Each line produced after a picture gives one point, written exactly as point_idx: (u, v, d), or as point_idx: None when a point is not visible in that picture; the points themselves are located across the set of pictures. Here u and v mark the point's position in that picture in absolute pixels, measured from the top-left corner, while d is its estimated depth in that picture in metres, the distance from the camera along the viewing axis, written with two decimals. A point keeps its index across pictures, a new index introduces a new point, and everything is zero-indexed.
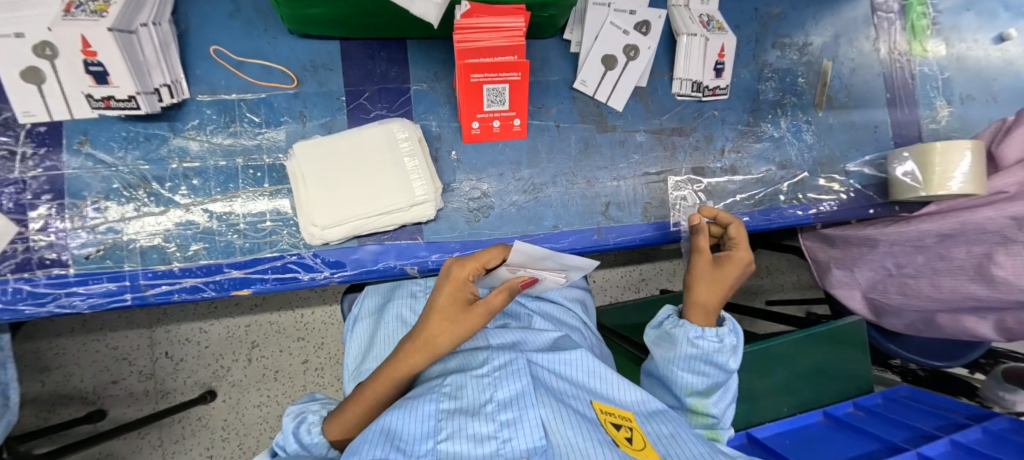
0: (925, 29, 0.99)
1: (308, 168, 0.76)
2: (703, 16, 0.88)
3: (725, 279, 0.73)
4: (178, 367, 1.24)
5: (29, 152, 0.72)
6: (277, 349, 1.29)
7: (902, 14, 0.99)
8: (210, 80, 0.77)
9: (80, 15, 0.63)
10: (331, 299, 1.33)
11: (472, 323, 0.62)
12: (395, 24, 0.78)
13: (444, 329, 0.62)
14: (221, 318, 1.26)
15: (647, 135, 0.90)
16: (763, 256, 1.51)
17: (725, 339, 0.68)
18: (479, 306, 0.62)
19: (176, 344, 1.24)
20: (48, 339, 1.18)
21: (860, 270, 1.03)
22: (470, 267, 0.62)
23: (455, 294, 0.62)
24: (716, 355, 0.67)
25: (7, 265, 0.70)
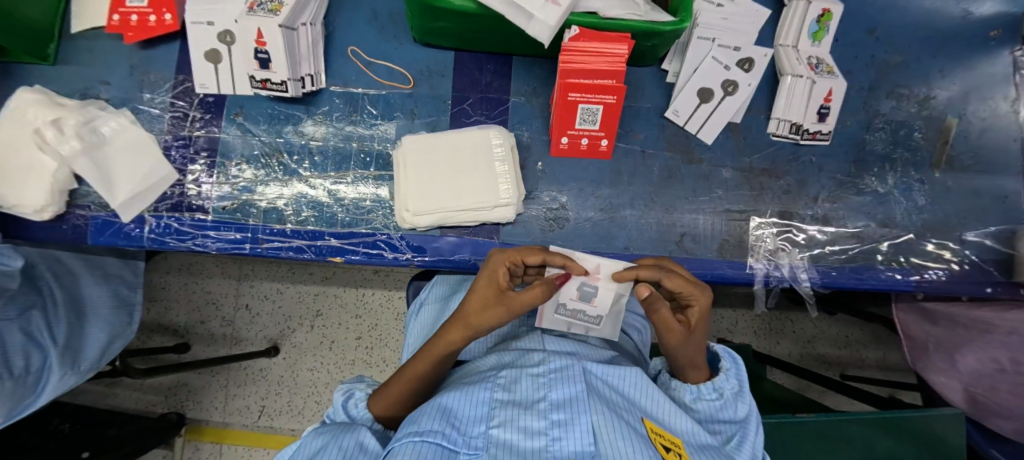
0: None
1: (412, 158, 0.86)
2: (813, 58, 0.86)
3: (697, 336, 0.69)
4: (253, 319, 1.37)
5: (197, 116, 0.88)
6: (336, 321, 1.37)
7: None
8: (343, 74, 0.90)
9: (260, 12, 0.78)
10: (392, 285, 1.39)
11: (504, 309, 0.68)
12: (507, 41, 0.86)
13: (479, 312, 0.68)
14: (295, 282, 1.38)
15: (734, 173, 0.88)
16: (844, 324, 1.39)
17: (724, 393, 0.66)
18: (511, 298, 0.68)
19: (256, 299, 1.38)
20: (160, 274, 1.40)
21: (965, 354, 0.86)
22: (510, 258, 0.70)
23: (492, 281, 0.69)
24: (719, 411, 0.65)
25: (164, 204, 0.86)
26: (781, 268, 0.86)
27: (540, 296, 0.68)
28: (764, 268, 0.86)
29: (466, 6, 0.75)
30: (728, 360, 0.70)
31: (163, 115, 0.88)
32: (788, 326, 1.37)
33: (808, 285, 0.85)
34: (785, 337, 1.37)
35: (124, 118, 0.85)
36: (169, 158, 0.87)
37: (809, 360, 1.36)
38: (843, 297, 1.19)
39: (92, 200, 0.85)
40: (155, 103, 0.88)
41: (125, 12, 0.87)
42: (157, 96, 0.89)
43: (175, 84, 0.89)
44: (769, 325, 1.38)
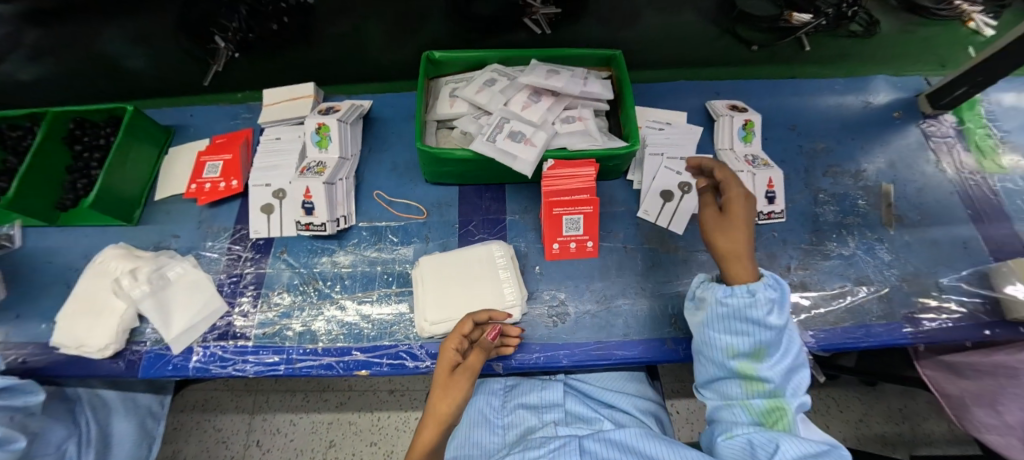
0: (993, 147, 1.05)
1: (428, 274, 0.99)
2: (749, 155, 1.04)
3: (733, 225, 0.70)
4: (263, 456, 1.33)
5: (249, 256, 1.06)
6: (350, 451, 1.33)
7: (962, 137, 1.07)
8: (370, 212, 1.11)
9: (309, 173, 1.04)
10: (408, 406, 1.39)
11: (465, 379, 0.71)
12: (499, 174, 1.08)
13: (444, 395, 0.69)
14: (310, 412, 1.38)
15: (709, 254, 1.00)
16: (892, 395, 1.29)
17: (758, 292, 0.66)
18: (463, 367, 0.73)
19: (268, 434, 1.35)
20: (174, 413, 1.39)
21: (1007, 403, 0.83)
22: (455, 337, 0.78)
23: (445, 361, 0.74)
24: (751, 310, 0.66)
25: (212, 333, 0.97)
26: None
27: (481, 353, 0.76)
28: None
29: (465, 155, 0.99)
30: (770, 275, 0.70)
31: (220, 257, 1.06)
32: (833, 405, 1.28)
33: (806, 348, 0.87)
34: (836, 418, 1.27)
35: (188, 263, 1.02)
36: (221, 292, 1.02)
37: (870, 442, 1.24)
38: (873, 361, 1.18)
39: (148, 336, 0.97)
40: (215, 248, 1.07)
41: (202, 181, 1.12)
42: (218, 243, 1.08)
43: (233, 232, 1.09)
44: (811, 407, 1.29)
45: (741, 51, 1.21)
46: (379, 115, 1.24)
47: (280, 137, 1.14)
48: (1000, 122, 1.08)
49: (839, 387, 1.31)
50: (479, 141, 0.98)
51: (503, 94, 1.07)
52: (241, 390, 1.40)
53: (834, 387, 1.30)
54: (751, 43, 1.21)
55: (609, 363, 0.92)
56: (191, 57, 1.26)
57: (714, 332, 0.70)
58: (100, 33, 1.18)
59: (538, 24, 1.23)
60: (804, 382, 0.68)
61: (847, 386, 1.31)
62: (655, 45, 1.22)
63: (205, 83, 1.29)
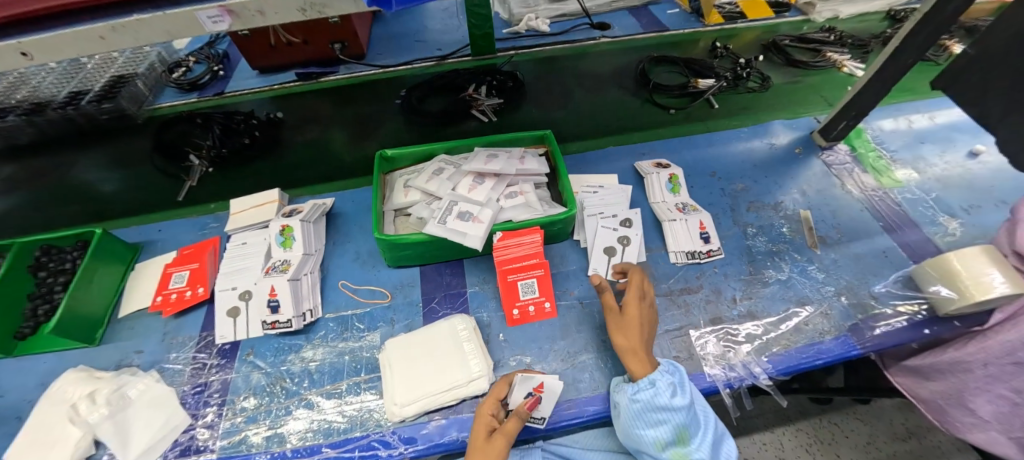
0: (886, 165, 1.19)
1: (395, 357, 1.00)
2: (679, 204, 1.15)
3: (629, 321, 0.87)
4: None
5: (214, 363, 1.06)
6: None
7: (860, 161, 1.21)
8: (336, 303, 1.14)
9: (274, 272, 1.09)
10: None
11: (634, 325, 0.87)
12: (456, 250, 1.15)
13: (636, 358, 0.83)
14: None
15: (660, 297, 1.04)
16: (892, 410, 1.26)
17: (658, 382, 0.79)
18: (503, 436, 0.80)
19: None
20: None
21: (975, 398, 0.87)
22: (489, 404, 0.86)
23: (480, 428, 0.82)
24: (657, 400, 0.77)
25: (173, 449, 0.94)
26: (735, 367, 0.92)
27: (519, 418, 0.83)
28: (722, 372, 0.92)
29: (420, 238, 1.07)
30: (669, 365, 0.84)
31: (184, 367, 1.06)
32: (838, 432, 1.21)
33: (765, 376, 0.90)
34: (844, 446, 1.19)
35: (150, 379, 1.01)
36: (184, 404, 1.00)
37: None
38: None
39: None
40: (179, 359, 1.07)
41: (168, 292, 1.15)
42: (182, 353, 1.08)
43: (198, 340, 1.10)
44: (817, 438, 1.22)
45: (663, 115, 1.35)
46: (340, 210, 1.33)
47: (246, 242, 1.20)
48: (887, 143, 1.25)
49: (836, 412, 1.25)
50: (431, 225, 1.05)
51: (451, 179, 1.17)
52: None
53: (835, 412, 1.25)
54: (670, 108, 1.35)
55: (582, 420, 0.92)
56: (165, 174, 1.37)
57: (639, 428, 0.78)
58: (76, 163, 1.32)
59: (484, 113, 1.37)
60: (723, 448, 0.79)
61: (845, 408, 1.25)
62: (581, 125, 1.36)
63: (178, 197, 1.37)
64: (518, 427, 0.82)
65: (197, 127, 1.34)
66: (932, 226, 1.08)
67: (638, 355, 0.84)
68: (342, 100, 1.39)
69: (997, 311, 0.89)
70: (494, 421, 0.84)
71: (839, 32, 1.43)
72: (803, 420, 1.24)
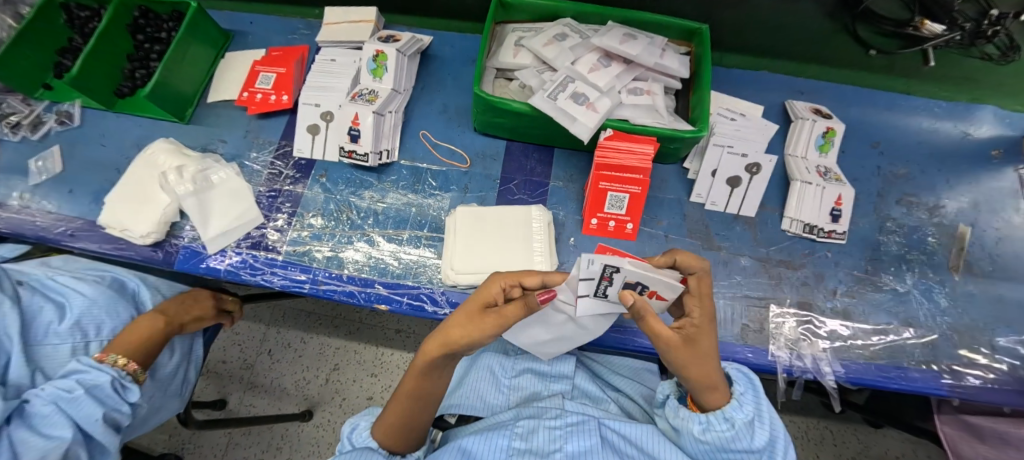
0: None
1: (462, 224, 0.96)
2: (820, 167, 0.99)
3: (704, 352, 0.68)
4: (272, 365, 1.47)
5: (289, 174, 1.07)
6: (351, 377, 1.46)
7: None
8: (414, 151, 1.08)
9: (359, 100, 1.02)
10: (411, 348, 1.50)
11: (709, 359, 0.68)
12: (551, 137, 1.04)
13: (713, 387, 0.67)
14: (321, 335, 1.50)
15: (752, 261, 0.96)
16: (893, 440, 1.35)
17: (735, 423, 0.65)
18: (495, 314, 0.68)
19: (280, 346, 1.49)
20: None
21: None
22: (502, 278, 0.71)
23: (481, 299, 0.70)
24: (732, 442, 0.65)
25: (245, 241, 1.00)
26: (804, 358, 0.87)
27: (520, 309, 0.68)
28: (787, 357, 0.87)
29: (521, 108, 0.93)
30: (741, 386, 0.69)
31: (262, 170, 1.07)
32: (829, 438, 1.35)
33: (833, 377, 0.84)
34: (828, 450, 1.34)
35: (231, 170, 1.04)
36: (259, 204, 1.04)
37: None
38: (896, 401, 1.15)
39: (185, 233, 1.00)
40: (258, 160, 1.08)
41: (254, 91, 1.12)
42: (261, 156, 1.09)
43: (276, 147, 1.09)
44: (808, 436, 1.36)
45: (856, 54, 1.07)
46: (438, 53, 1.19)
47: (336, 59, 1.11)
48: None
49: (838, 421, 1.36)
50: (539, 97, 0.92)
51: (573, 51, 1.00)
52: (262, 304, 1.54)
53: (830, 420, 1.37)
54: (870, 47, 1.05)
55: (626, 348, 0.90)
56: None
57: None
58: None
59: None
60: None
61: (848, 421, 1.36)
62: (743, 32, 1.09)
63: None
64: (518, 314, 0.69)
65: None
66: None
67: (711, 385, 0.67)
68: None
69: None
70: (499, 297, 0.71)
71: None
72: (800, 414, 1.37)
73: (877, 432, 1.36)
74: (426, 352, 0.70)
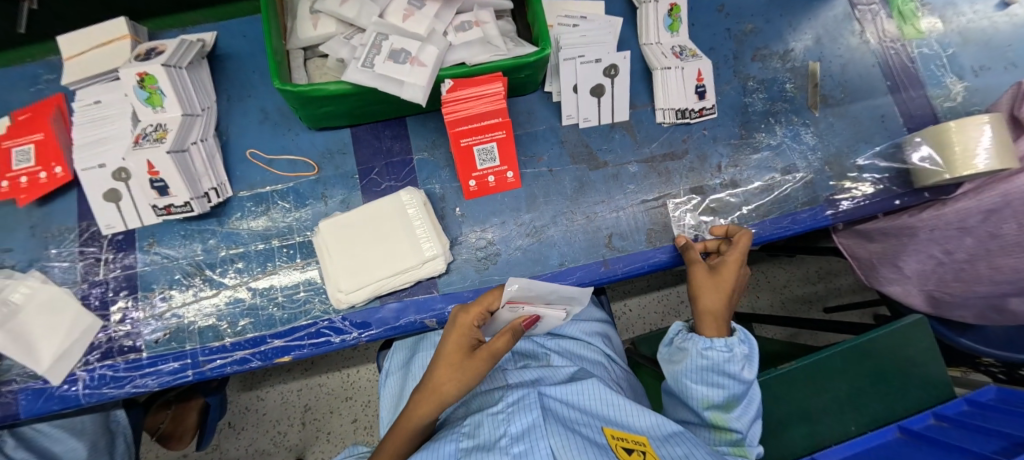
0: (914, 12, 0.99)
1: (332, 240, 0.85)
2: (675, 47, 0.94)
3: (725, 283, 0.74)
4: (240, 435, 1.36)
5: (110, 256, 0.88)
6: (327, 410, 1.38)
7: (885, 3, 1.01)
8: (249, 177, 0.92)
9: (145, 143, 0.81)
10: (373, 356, 1.42)
11: (726, 287, 0.74)
12: (394, 107, 0.90)
13: (715, 316, 0.72)
14: (276, 384, 1.39)
15: (639, 165, 0.94)
16: (810, 260, 1.50)
17: (735, 348, 0.68)
18: (482, 355, 0.68)
19: (237, 414, 1.37)
20: None
21: (907, 259, 0.87)
22: (476, 312, 0.70)
23: (461, 341, 0.69)
24: (727, 366, 0.67)
25: (93, 354, 0.84)
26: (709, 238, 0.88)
27: (511, 341, 0.68)
28: None
29: (340, 89, 0.78)
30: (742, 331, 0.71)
31: (74, 265, 0.87)
32: (762, 278, 1.48)
33: None
34: (763, 288, 1.47)
35: (34, 280, 0.85)
36: (89, 305, 0.86)
37: (792, 304, 1.47)
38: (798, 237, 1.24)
39: (15, 374, 0.82)
40: (63, 256, 0.88)
41: (14, 176, 0.87)
42: (64, 249, 0.88)
43: (80, 231, 0.89)
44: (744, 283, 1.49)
45: None
46: (229, 51, 0.97)
47: (101, 101, 0.88)
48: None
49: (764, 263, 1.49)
50: (352, 69, 0.77)
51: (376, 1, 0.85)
52: None
53: (761, 265, 1.50)
54: None
55: None
56: None
57: (691, 384, 0.69)
58: None
59: None
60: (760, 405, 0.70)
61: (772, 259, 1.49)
62: None
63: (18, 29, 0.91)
64: (505, 346, 0.68)
65: None
66: (937, 89, 0.96)
67: (715, 311, 0.72)
68: None
69: (965, 182, 0.85)
70: (474, 332, 0.70)
71: None
72: None
73: (798, 259, 1.51)
74: (419, 413, 0.69)
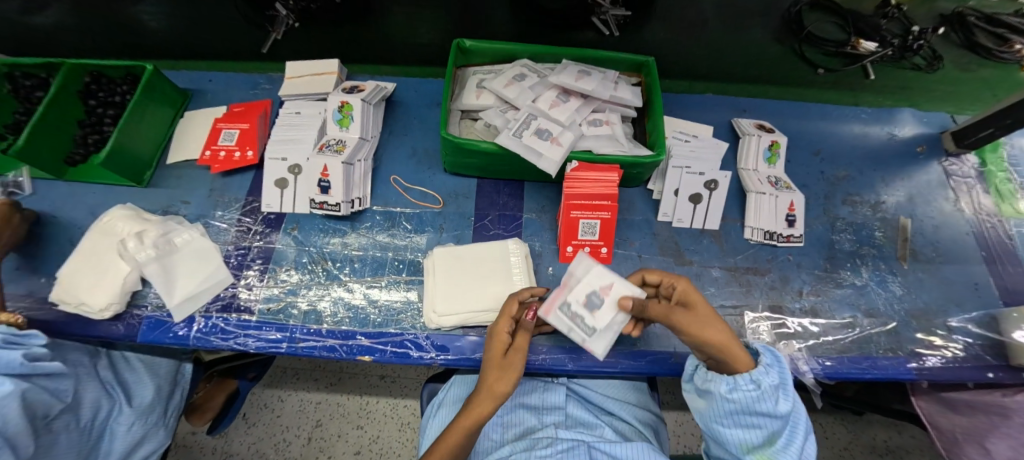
0: (1013, 192, 1.07)
1: (440, 265, 0.97)
2: (771, 178, 1.06)
3: (708, 315, 0.70)
4: (247, 430, 1.33)
5: (258, 230, 1.05)
6: (335, 432, 1.33)
7: (984, 179, 1.09)
8: (386, 197, 1.09)
9: (327, 151, 1.02)
10: (399, 393, 1.39)
11: (714, 317, 0.70)
12: (520, 171, 1.07)
13: (729, 349, 0.68)
14: (299, 389, 1.38)
15: (723, 271, 1.00)
16: (879, 427, 1.40)
17: (762, 384, 0.66)
18: (519, 353, 0.77)
19: (254, 407, 1.36)
20: None
21: (995, 441, 0.85)
22: (509, 319, 0.79)
23: (500, 344, 0.77)
24: (758, 403, 0.67)
25: (215, 304, 0.97)
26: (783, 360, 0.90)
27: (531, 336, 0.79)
28: None
29: (489, 148, 0.97)
30: (767, 355, 0.71)
31: (229, 229, 1.05)
32: (821, 431, 1.38)
33: (811, 374, 0.87)
34: (823, 444, 1.36)
35: (195, 231, 1.01)
36: (228, 264, 1.01)
37: None
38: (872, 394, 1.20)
39: (150, 301, 0.96)
40: (224, 219, 1.06)
41: (216, 149, 1.11)
42: (227, 214, 1.07)
43: (244, 204, 1.08)
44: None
45: (808, 73, 1.27)
46: (401, 99, 1.22)
47: (300, 112, 1.12)
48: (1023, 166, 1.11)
49: (828, 414, 1.40)
50: (504, 136, 0.96)
51: (532, 90, 1.06)
52: None
53: (823, 415, 1.40)
54: (818, 66, 1.26)
55: (613, 371, 0.91)
56: (252, 24, 1.27)
57: (727, 429, 0.70)
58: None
59: (605, 24, 1.24)
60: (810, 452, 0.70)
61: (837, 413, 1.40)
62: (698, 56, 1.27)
63: (262, 48, 1.28)
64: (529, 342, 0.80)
65: None
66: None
67: (727, 343, 0.68)
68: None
69: None
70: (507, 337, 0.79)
71: None
72: None
73: (865, 418, 1.41)
74: (478, 415, 0.73)
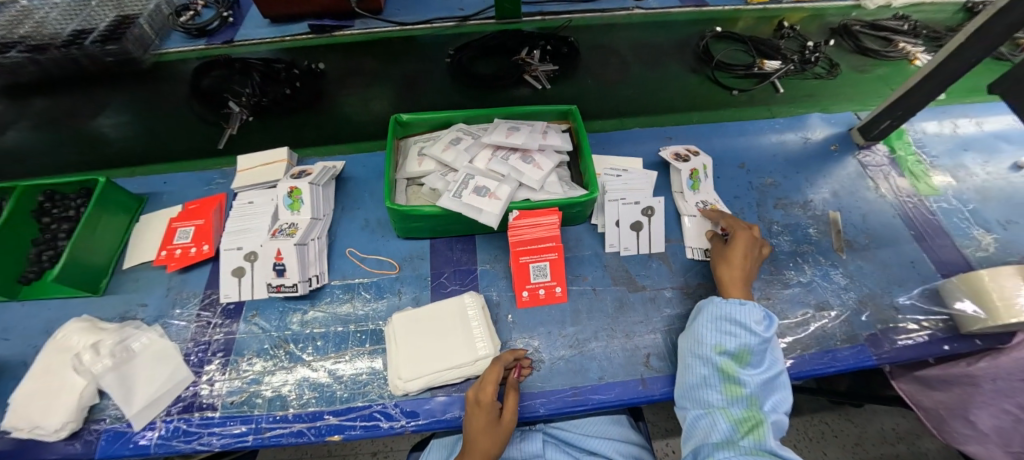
0: (924, 172, 1.16)
1: (400, 330, 0.98)
2: (701, 199, 1.12)
3: (739, 259, 0.93)
4: None
5: (218, 322, 1.06)
6: None
7: (898, 164, 1.18)
8: (343, 270, 1.12)
9: (280, 235, 1.06)
10: None
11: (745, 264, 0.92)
12: (468, 226, 1.12)
13: (736, 284, 0.89)
14: None
15: (675, 291, 1.04)
16: (884, 414, 1.36)
17: (749, 301, 0.84)
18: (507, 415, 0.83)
19: None
20: None
21: (977, 411, 0.90)
22: (494, 381, 0.84)
23: (487, 411, 0.81)
24: (741, 314, 0.82)
25: (176, 406, 0.95)
26: None
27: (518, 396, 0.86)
28: None
29: (432, 211, 1.02)
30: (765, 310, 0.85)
31: (189, 325, 1.06)
32: (827, 430, 1.33)
33: None
34: (831, 444, 1.31)
35: (154, 333, 1.01)
36: (188, 361, 1.01)
37: None
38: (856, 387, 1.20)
39: (108, 413, 0.94)
40: (183, 316, 1.07)
41: (172, 248, 1.13)
42: (186, 310, 1.08)
43: (203, 298, 1.09)
44: (807, 434, 1.34)
45: (726, 95, 1.35)
46: (351, 175, 1.28)
47: (253, 201, 1.16)
48: (929, 148, 1.21)
49: (830, 413, 1.37)
50: (445, 198, 1.01)
51: (467, 151, 1.13)
52: None
53: (822, 414, 1.37)
54: (733, 88, 1.36)
55: (585, 408, 0.91)
56: (205, 123, 1.34)
57: (708, 333, 0.82)
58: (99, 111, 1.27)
59: (538, 79, 1.34)
60: (779, 402, 0.76)
61: (836, 409, 1.37)
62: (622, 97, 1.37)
63: (217, 145, 1.33)
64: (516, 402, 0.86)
65: (237, 73, 1.30)
66: (965, 239, 1.05)
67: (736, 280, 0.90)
68: (388, 58, 1.34)
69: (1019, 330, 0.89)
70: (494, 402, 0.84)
71: (913, 21, 1.40)
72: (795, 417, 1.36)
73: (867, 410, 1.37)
74: None
